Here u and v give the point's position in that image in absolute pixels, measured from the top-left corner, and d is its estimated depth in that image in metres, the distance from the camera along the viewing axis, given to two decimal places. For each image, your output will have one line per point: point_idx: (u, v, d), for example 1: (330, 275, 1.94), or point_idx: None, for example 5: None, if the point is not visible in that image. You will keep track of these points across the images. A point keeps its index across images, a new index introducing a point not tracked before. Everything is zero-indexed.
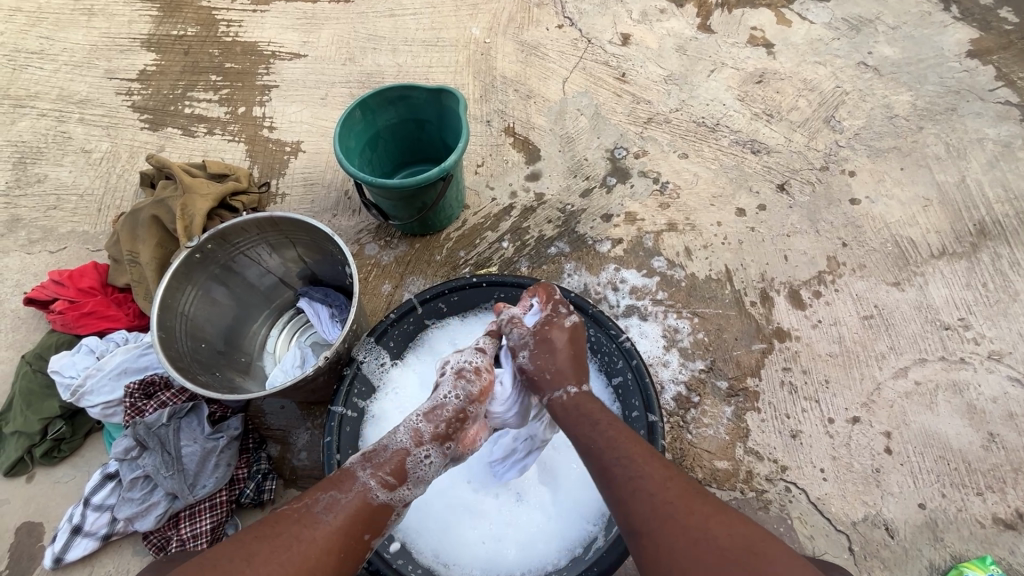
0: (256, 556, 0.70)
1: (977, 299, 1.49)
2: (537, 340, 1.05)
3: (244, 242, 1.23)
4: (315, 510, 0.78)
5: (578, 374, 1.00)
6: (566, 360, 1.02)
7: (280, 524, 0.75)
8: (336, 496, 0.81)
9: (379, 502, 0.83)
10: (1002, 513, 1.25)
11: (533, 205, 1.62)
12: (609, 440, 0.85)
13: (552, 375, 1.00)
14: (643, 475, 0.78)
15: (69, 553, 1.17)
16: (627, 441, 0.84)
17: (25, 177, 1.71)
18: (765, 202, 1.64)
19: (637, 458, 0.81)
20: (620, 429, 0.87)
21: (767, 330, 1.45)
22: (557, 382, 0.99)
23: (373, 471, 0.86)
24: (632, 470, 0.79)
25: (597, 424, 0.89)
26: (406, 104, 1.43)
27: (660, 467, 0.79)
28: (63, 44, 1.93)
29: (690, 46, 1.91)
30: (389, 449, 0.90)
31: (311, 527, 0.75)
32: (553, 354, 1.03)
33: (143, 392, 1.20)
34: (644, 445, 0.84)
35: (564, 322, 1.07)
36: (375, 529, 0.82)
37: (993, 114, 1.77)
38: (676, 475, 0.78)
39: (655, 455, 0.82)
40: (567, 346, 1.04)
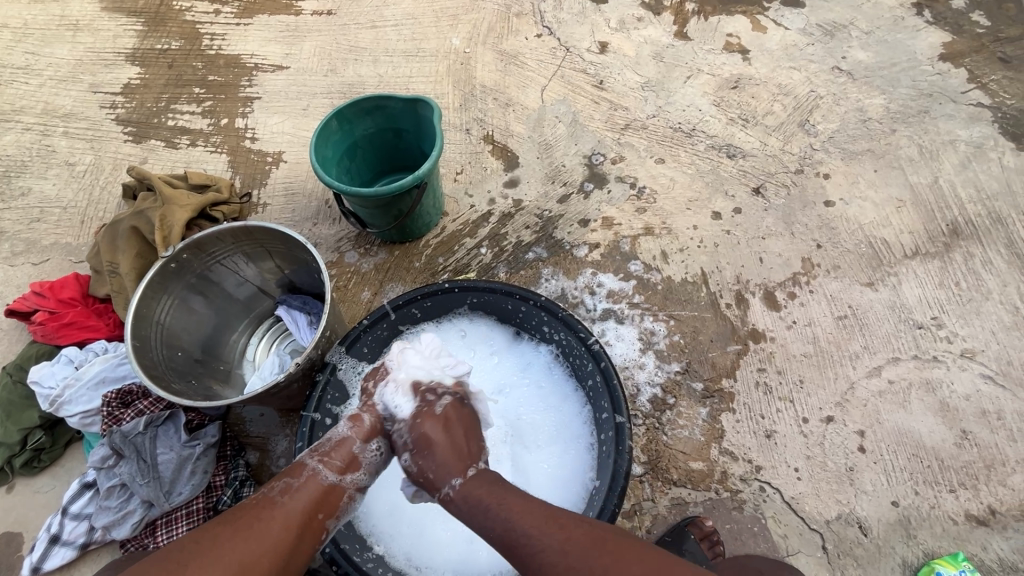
0: (219, 533, 0.76)
1: (949, 298, 1.51)
2: (415, 439, 0.95)
3: (220, 251, 1.25)
4: (271, 494, 0.83)
5: (466, 460, 0.92)
6: (449, 453, 0.93)
7: (239, 510, 0.80)
8: (291, 481, 0.86)
9: (330, 483, 0.88)
10: (975, 510, 1.26)
11: (511, 211, 1.64)
12: (503, 521, 0.81)
13: (439, 471, 0.91)
14: (543, 547, 0.76)
15: (47, 562, 1.17)
16: (520, 513, 0.81)
17: (9, 191, 1.72)
18: (740, 205, 1.66)
19: (533, 531, 0.78)
20: (513, 506, 0.83)
21: (742, 331, 1.46)
22: (443, 477, 0.90)
23: (321, 458, 0.90)
24: (532, 546, 0.77)
25: (487, 506, 0.84)
26: (383, 114, 1.45)
27: (555, 532, 0.77)
28: (49, 59, 1.96)
29: (667, 53, 1.94)
30: (334, 439, 0.94)
31: (269, 508, 0.80)
32: (432, 449, 0.93)
33: (121, 401, 1.21)
34: (539, 510, 0.81)
35: (436, 409, 0.99)
36: (328, 509, 0.86)
37: (965, 115, 1.80)
38: (575, 530, 0.78)
39: (549, 518, 0.80)
40: (452, 437, 0.95)
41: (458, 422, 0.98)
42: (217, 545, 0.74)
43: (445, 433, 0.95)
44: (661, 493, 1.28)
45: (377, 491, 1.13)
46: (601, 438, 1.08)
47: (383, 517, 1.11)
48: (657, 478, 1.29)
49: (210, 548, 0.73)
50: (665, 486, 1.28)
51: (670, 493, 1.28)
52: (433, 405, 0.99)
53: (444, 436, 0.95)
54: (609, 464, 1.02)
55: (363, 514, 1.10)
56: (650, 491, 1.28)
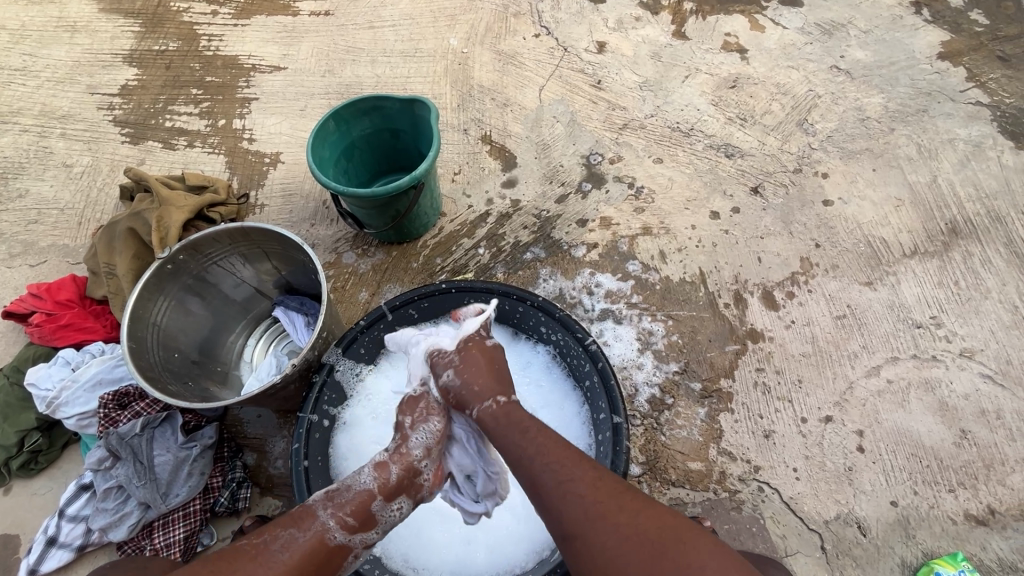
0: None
1: (948, 298, 1.50)
2: (461, 358, 1.07)
3: (217, 252, 1.24)
4: (271, 546, 0.79)
5: (507, 386, 1.01)
6: (494, 376, 1.03)
7: (235, 562, 0.75)
8: (295, 534, 0.82)
9: (336, 544, 0.84)
10: (974, 510, 1.26)
11: (509, 211, 1.64)
12: (538, 449, 0.86)
13: (480, 386, 1.01)
14: (574, 478, 0.80)
15: (43, 564, 1.17)
16: (558, 446, 0.85)
17: (7, 193, 1.72)
18: (739, 204, 1.66)
19: (567, 463, 0.82)
20: (550, 439, 0.88)
21: (741, 331, 1.46)
22: (484, 393, 0.99)
23: (334, 512, 0.86)
24: (563, 474, 0.81)
25: (527, 432, 0.90)
26: (380, 114, 1.45)
27: (588, 468, 0.82)
28: (46, 61, 1.96)
29: (665, 52, 1.93)
30: (353, 490, 0.90)
31: (267, 564, 0.76)
32: (477, 370, 1.04)
33: (117, 402, 1.20)
34: (574, 449, 0.86)
35: (487, 342, 1.11)
36: (328, 569, 0.83)
37: (964, 114, 1.80)
38: (607, 475, 0.81)
39: (582, 456, 0.84)
40: (495, 367, 1.06)
41: (499, 359, 1.09)
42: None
43: (491, 361, 1.06)
44: (659, 494, 1.28)
45: None
46: (598, 439, 1.08)
47: None
48: (655, 478, 1.29)
49: None
50: (663, 486, 1.28)
51: (668, 493, 1.28)
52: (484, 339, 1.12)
53: (490, 364, 1.06)
54: (607, 465, 1.02)
55: None
56: (648, 492, 1.28)
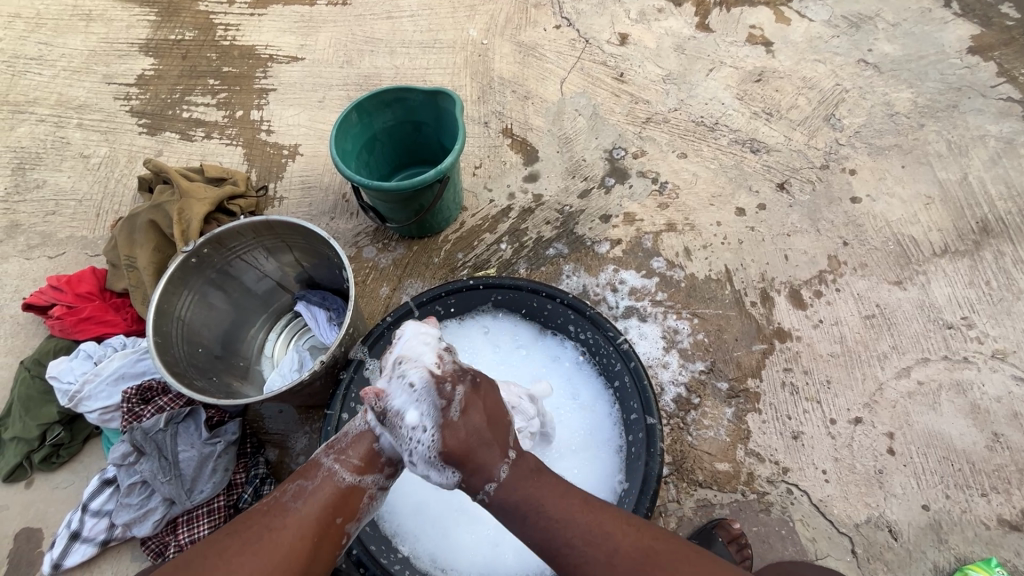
0: (229, 550, 0.72)
1: (980, 298, 1.47)
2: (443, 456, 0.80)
3: (240, 246, 1.23)
4: (284, 500, 0.79)
5: (500, 451, 0.82)
6: (482, 447, 0.81)
7: (250, 518, 0.77)
8: (304, 484, 0.81)
9: (348, 484, 0.82)
10: (1007, 514, 1.24)
11: (531, 206, 1.62)
12: (544, 530, 0.77)
13: (483, 464, 0.80)
14: (591, 561, 0.74)
15: (67, 559, 1.17)
16: (562, 522, 0.77)
17: (24, 183, 1.71)
18: (765, 201, 1.63)
19: (579, 544, 0.75)
20: (552, 514, 0.78)
21: (768, 330, 1.43)
22: (478, 482, 0.81)
23: (336, 456, 0.84)
24: (578, 556, 0.75)
25: (523, 514, 0.79)
26: (403, 107, 1.43)
27: (605, 543, 0.75)
28: (62, 50, 1.94)
29: (689, 45, 1.90)
30: (351, 434, 0.87)
31: (282, 516, 0.77)
32: (470, 453, 0.81)
33: (140, 397, 1.21)
34: (585, 518, 0.77)
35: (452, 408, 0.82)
36: (347, 512, 0.82)
37: (994, 110, 1.76)
38: (625, 538, 0.75)
39: (595, 529, 0.76)
40: (480, 430, 0.81)
41: (480, 414, 0.82)
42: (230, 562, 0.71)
43: (468, 439, 0.81)
44: (686, 494, 1.26)
45: (402, 489, 1.12)
46: (629, 440, 1.08)
47: (409, 515, 1.09)
48: (682, 479, 1.27)
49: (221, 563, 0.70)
50: (690, 487, 1.27)
51: (695, 494, 1.26)
52: (446, 407, 0.82)
53: (471, 442, 0.81)
54: (640, 467, 1.01)
55: (386, 515, 1.09)
56: (675, 492, 1.26)
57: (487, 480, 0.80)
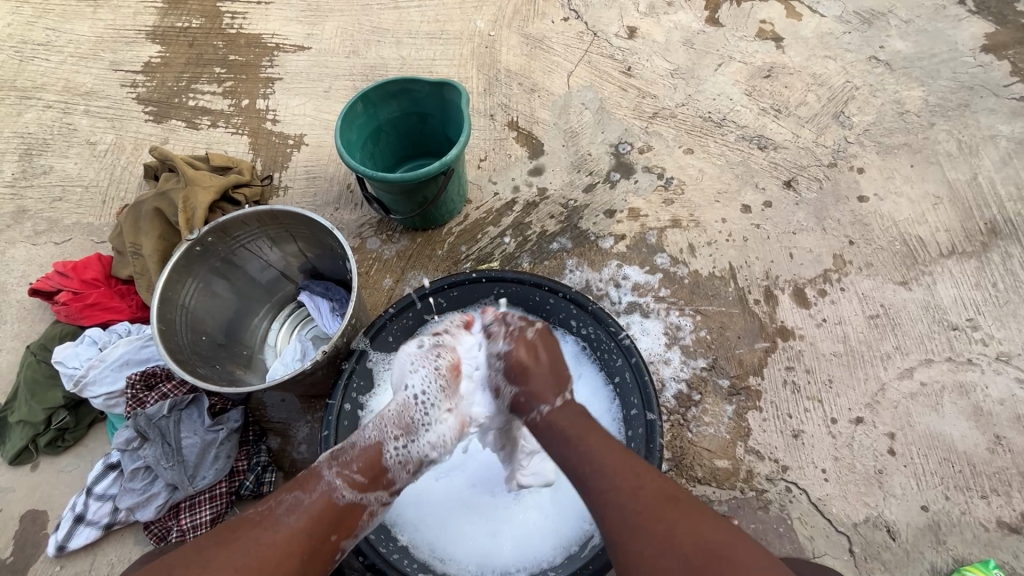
0: (214, 559, 0.72)
1: (986, 300, 1.46)
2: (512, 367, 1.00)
3: (245, 235, 1.23)
4: (276, 512, 0.80)
5: (556, 387, 0.98)
6: (542, 376, 0.99)
7: (241, 528, 0.77)
8: (300, 497, 0.83)
9: (347, 502, 0.86)
10: (1006, 517, 1.23)
11: (536, 200, 1.61)
12: (580, 453, 0.86)
13: (544, 383, 0.98)
14: (615, 487, 0.80)
15: (71, 541, 1.18)
16: (599, 449, 0.86)
17: (31, 169, 1.72)
18: (771, 198, 1.62)
19: (608, 469, 0.82)
20: (592, 440, 0.88)
21: (771, 328, 1.43)
22: (533, 401, 0.97)
23: (338, 471, 0.87)
24: (604, 482, 0.81)
25: (567, 436, 0.90)
26: (409, 97, 1.42)
27: (631, 477, 0.81)
28: (70, 36, 1.94)
29: (698, 39, 1.88)
30: (357, 448, 0.91)
31: (272, 528, 0.77)
32: (530, 374, 0.99)
33: (145, 382, 1.21)
34: (620, 453, 0.85)
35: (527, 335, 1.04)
36: (343, 530, 0.85)
37: (1007, 110, 1.73)
38: (651, 483, 0.80)
39: (628, 462, 0.83)
40: (542, 362, 1.01)
41: (544, 347, 1.04)
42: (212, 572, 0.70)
43: (536, 363, 1.00)
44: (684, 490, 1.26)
45: None
46: (629, 435, 1.09)
47: (408, 505, 1.11)
48: (681, 475, 1.28)
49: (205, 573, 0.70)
50: (688, 483, 1.27)
51: (693, 491, 1.26)
52: (524, 333, 1.04)
53: (536, 367, 1.00)
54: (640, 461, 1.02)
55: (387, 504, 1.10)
56: None
57: (540, 400, 0.96)
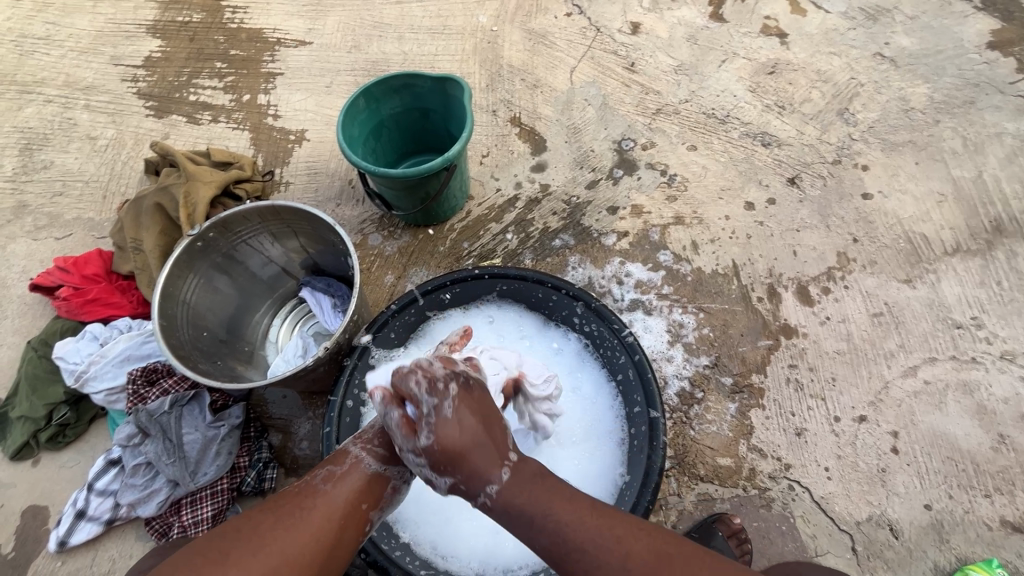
0: (263, 523, 0.74)
1: (990, 298, 1.46)
2: (444, 456, 0.81)
3: (246, 231, 1.22)
4: (314, 483, 0.82)
5: (499, 456, 0.81)
6: (479, 450, 0.81)
7: (284, 498, 0.79)
8: (334, 468, 0.85)
9: (373, 470, 0.85)
10: (1010, 516, 1.23)
11: (538, 196, 1.60)
12: (549, 534, 0.74)
13: (487, 457, 0.80)
14: (601, 565, 0.70)
15: (72, 537, 1.18)
16: (568, 522, 0.74)
17: (31, 164, 1.71)
18: (774, 195, 1.61)
19: (587, 547, 0.72)
20: (558, 510, 0.76)
21: (774, 326, 1.42)
22: (478, 486, 0.79)
23: (363, 444, 0.88)
24: (590, 564, 0.71)
25: (530, 516, 0.76)
26: (411, 93, 1.41)
27: (614, 546, 0.72)
28: (70, 30, 1.93)
29: (701, 35, 1.87)
30: (377, 425, 0.92)
31: (313, 496, 0.80)
32: (465, 455, 0.81)
33: (146, 378, 1.20)
34: (592, 518, 0.74)
35: (445, 410, 0.83)
36: (371, 499, 0.83)
37: (1012, 107, 1.72)
38: (637, 542, 0.72)
39: (603, 530, 0.73)
40: (474, 432, 0.82)
41: (471, 412, 0.84)
42: (263, 535, 0.72)
43: (467, 440, 0.81)
44: (687, 488, 1.26)
45: None
46: (632, 432, 1.09)
47: (409, 503, 1.10)
48: (684, 473, 1.27)
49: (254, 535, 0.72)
50: (691, 481, 1.26)
51: (696, 488, 1.26)
52: (439, 408, 0.83)
53: (468, 445, 0.81)
54: (642, 458, 1.03)
55: None
56: (676, 486, 1.26)
57: (487, 480, 0.79)
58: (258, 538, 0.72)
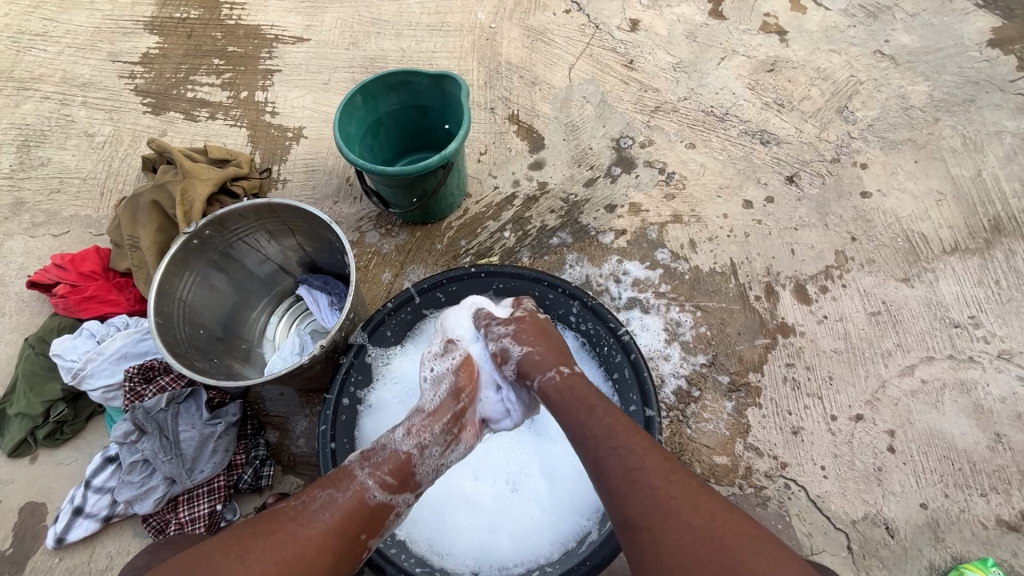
0: (251, 553, 0.69)
1: (988, 297, 1.45)
2: (521, 330, 1.03)
3: (242, 228, 1.22)
4: (310, 507, 0.77)
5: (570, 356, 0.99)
6: (553, 343, 1.01)
7: (276, 522, 0.74)
8: (334, 495, 0.80)
9: (378, 502, 0.83)
10: (1006, 515, 1.23)
11: (536, 194, 1.60)
12: (603, 431, 0.80)
13: (556, 346, 1.00)
14: (643, 468, 0.74)
15: (69, 534, 1.19)
16: (624, 429, 0.80)
17: (29, 160, 1.71)
18: (773, 194, 1.60)
19: (636, 450, 0.76)
20: (616, 418, 0.82)
21: (772, 325, 1.42)
22: (543, 364, 0.95)
23: (371, 471, 0.85)
24: (631, 461, 0.75)
25: (593, 410, 0.84)
26: (408, 90, 1.40)
27: (663, 461, 0.75)
28: (67, 26, 1.92)
29: (701, 32, 1.86)
30: (387, 451, 0.88)
31: (307, 525, 0.75)
32: (539, 338, 1.01)
33: (142, 376, 1.21)
34: (647, 435, 0.80)
35: (538, 314, 1.09)
36: (371, 530, 0.82)
37: (1012, 106, 1.71)
38: (681, 468, 0.75)
39: (657, 446, 0.78)
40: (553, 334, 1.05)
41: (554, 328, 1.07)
42: (249, 565, 0.68)
43: (546, 333, 1.03)
44: None
45: None
46: None
47: None
48: None
49: (240, 565, 0.68)
50: None
51: None
52: (535, 310, 1.10)
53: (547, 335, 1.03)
54: None
55: None
56: None
57: (552, 362, 0.95)
58: (244, 568, 0.68)
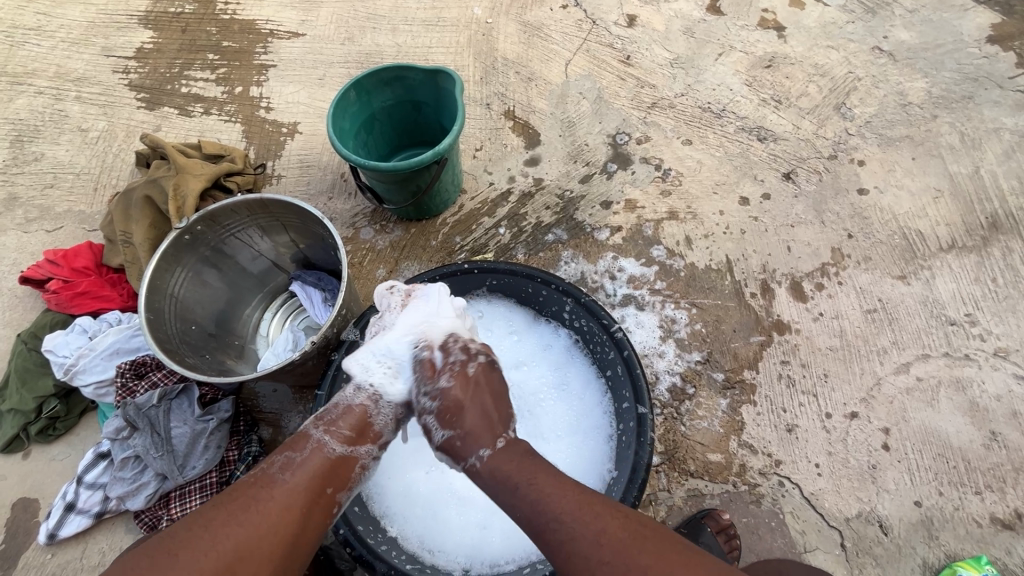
0: (213, 522, 0.72)
1: (985, 295, 1.45)
2: (443, 405, 0.89)
3: (234, 224, 1.22)
4: (270, 472, 0.80)
5: (499, 427, 0.88)
6: (482, 416, 0.88)
7: (237, 491, 0.77)
8: (292, 456, 0.83)
9: (338, 454, 0.85)
10: (1000, 513, 1.23)
11: (531, 190, 1.59)
12: (532, 502, 0.77)
13: (486, 420, 0.88)
14: (576, 536, 0.72)
15: (62, 529, 1.19)
16: (549, 494, 0.76)
17: (22, 155, 1.70)
18: (770, 190, 1.60)
19: (564, 517, 0.74)
20: (541, 482, 0.78)
21: (767, 322, 1.42)
22: (470, 448, 0.86)
23: (325, 428, 0.87)
24: (563, 531, 0.73)
25: (516, 485, 0.79)
26: (402, 85, 1.40)
27: (591, 521, 0.73)
28: (61, 21, 1.91)
29: (698, 28, 1.85)
30: (340, 408, 0.91)
31: (268, 487, 0.77)
32: (464, 412, 0.88)
33: (134, 372, 1.21)
34: (575, 492, 0.77)
35: (469, 368, 0.94)
36: (337, 482, 0.84)
37: (1011, 103, 1.71)
38: (613, 522, 0.73)
39: (585, 504, 0.75)
40: (483, 394, 0.91)
41: (488, 381, 0.93)
42: (216, 533, 0.71)
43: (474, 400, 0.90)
44: (676, 483, 1.26)
45: (392, 472, 1.13)
46: (621, 428, 1.07)
47: (398, 497, 1.11)
48: (674, 468, 1.27)
49: (205, 535, 0.70)
50: (681, 476, 1.26)
51: (686, 484, 1.26)
52: (465, 364, 0.94)
53: (474, 403, 0.89)
54: (630, 456, 1.01)
55: (376, 496, 1.10)
56: (666, 482, 1.26)
57: (480, 444, 0.85)
58: (209, 537, 0.70)
